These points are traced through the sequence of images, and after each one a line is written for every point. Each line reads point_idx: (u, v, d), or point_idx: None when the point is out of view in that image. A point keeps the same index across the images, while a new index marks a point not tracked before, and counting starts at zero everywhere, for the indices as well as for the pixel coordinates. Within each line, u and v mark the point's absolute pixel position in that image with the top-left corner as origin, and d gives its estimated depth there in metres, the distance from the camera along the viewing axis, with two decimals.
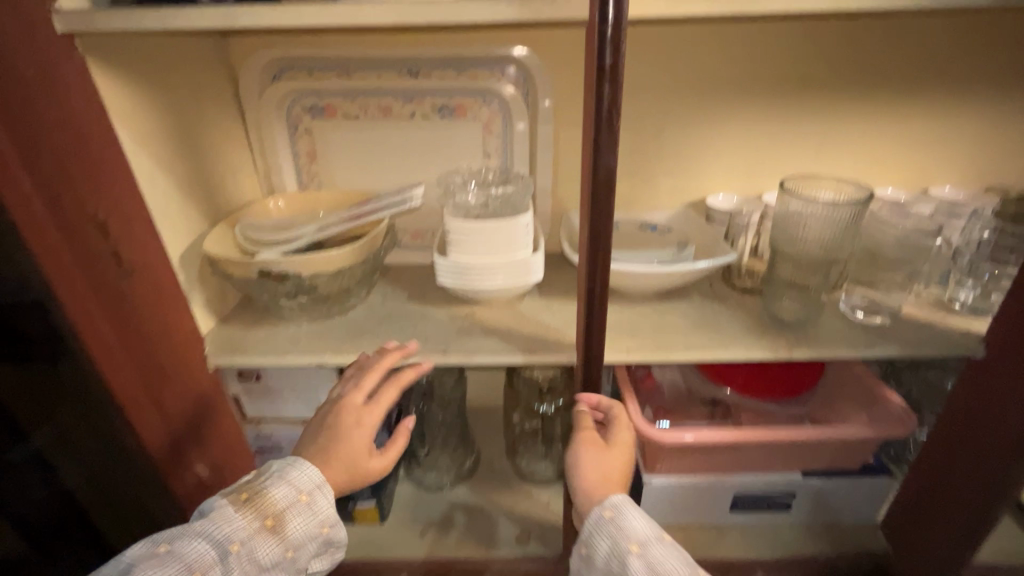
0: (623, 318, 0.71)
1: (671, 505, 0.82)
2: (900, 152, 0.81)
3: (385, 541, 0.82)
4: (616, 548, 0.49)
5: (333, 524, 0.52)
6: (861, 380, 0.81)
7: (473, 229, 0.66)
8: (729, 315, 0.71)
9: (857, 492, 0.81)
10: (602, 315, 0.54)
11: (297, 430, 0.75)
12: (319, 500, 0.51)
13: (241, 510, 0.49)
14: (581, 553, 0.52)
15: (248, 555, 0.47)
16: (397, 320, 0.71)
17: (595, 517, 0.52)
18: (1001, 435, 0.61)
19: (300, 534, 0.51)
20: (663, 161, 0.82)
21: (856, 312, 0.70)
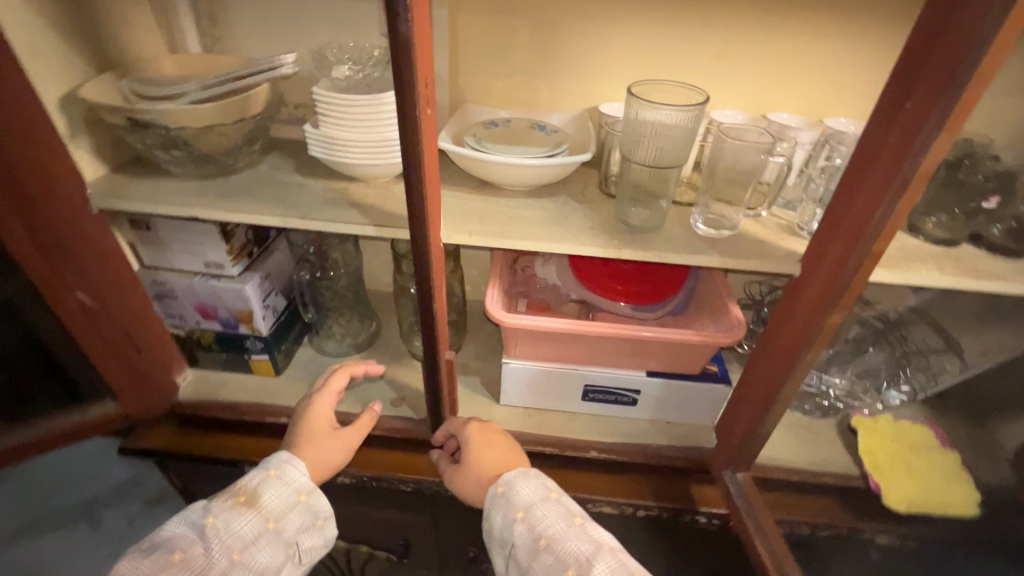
0: (482, 208, 0.74)
1: (527, 387, 0.91)
2: (803, 74, 0.78)
3: (275, 390, 0.94)
4: (508, 520, 0.63)
5: (308, 490, 0.63)
6: (717, 291, 0.86)
7: (340, 103, 0.68)
8: (583, 216, 0.74)
9: (696, 395, 0.89)
10: (420, 176, 0.58)
11: (189, 281, 0.83)
12: (289, 469, 0.64)
13: (216, 495, 0.60)
14: (500, 546, 0.63)
15: (224, 524, 0.57)
16: (274, 188, 0.76)
17: (489, 501, 0.65)
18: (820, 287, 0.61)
19: (278, 507, 0.61)
20: (561, 59, 0.81)
21: (700, 226, 0.73)
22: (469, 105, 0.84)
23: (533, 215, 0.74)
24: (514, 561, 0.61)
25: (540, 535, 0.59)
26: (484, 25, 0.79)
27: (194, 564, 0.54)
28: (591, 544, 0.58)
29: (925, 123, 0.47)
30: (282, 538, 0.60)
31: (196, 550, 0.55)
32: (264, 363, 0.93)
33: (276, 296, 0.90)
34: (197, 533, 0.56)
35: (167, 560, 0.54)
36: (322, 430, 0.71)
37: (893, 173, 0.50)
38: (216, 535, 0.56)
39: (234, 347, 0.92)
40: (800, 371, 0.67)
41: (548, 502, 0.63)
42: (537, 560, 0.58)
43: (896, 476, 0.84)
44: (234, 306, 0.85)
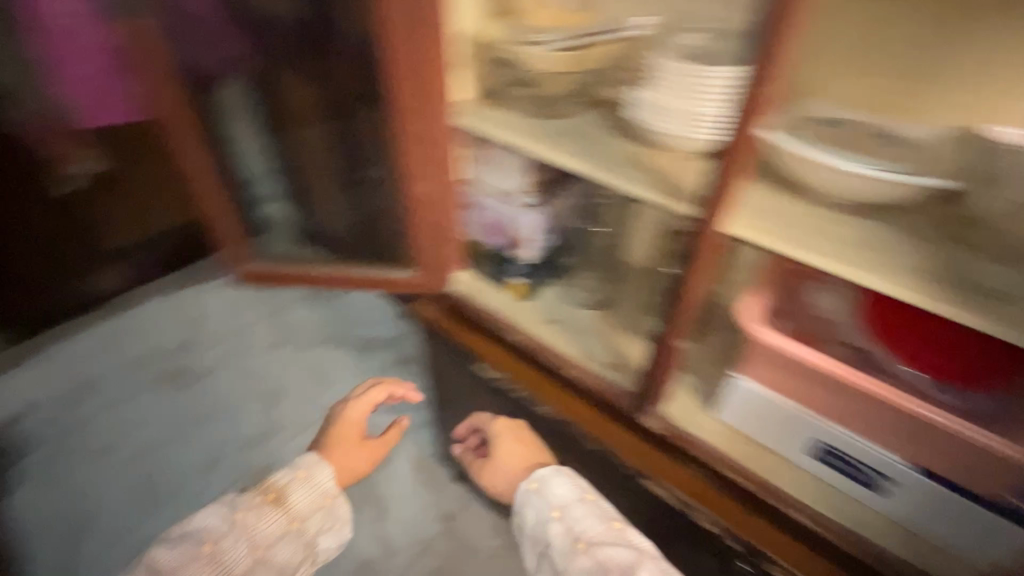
0: (780, 208, 0.69)
1: (745, 411, 0.83)
2: None
3: (518, 312, 1.07)
4: (543, 515, 0.82)
5: (313, 465, 0.85)
6: None
7: (680, 72, 0.69)
8: (903, 252, 0.64)
9: (963, 517, 0.70)
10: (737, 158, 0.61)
11: (496, 201, 0.99)
12: (315, 475, 0.84)
13: (258, 499, 0.79)
14: (534, 542, 0.83)
15: (252, 529, 0.76)
16: (589, 138, 0.84)
17: (521, 495, 0.86)
18: None
19: (304, 509, 0.81)
20: (942, 65, 0.68)
21: None
22: (809, 98, 0.76)
23: (842, 233, 0.66)
24: (548, 552, 0.80)
25: (578, 539, 0.78)
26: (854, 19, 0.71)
27: (223, 551, 0.74)
28: (625, 547, 0.76)
29: None
30: (302, 538, 0.80)
31: (224, 540, 0.75)
32: (521, 287, 1.08)
33: (552, 236, 1.03)
34: (227, 527, 0.76)
35: (198, 549, 0.73)
36: (352, 438, 0.93)
37: None
38: (245, 531, 0.76)
39: (502, 263, 1.07)
40: None
41: (583, 503, 0.83)
42: (572, 559, 0.77)
43: None
44: (517, 231, 1.01)
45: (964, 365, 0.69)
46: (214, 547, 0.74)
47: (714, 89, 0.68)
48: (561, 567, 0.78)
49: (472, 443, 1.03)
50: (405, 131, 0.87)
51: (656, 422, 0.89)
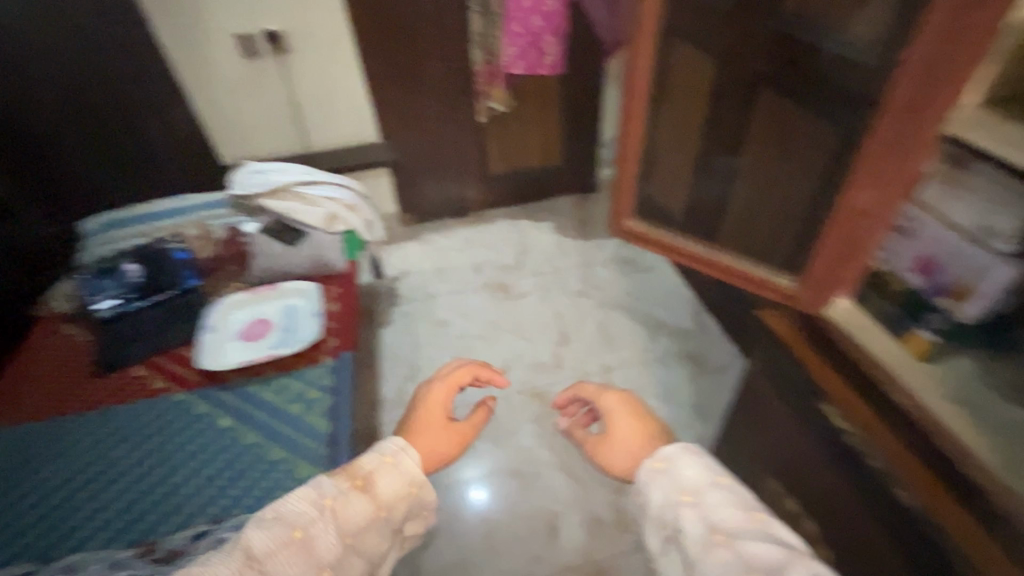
0: None
1: None
2: None
3: (909, 368, 0.89)
4: (672, 495, 0.78)
5: (401, 448, 0.88)
6: None
7: None
8: None
9: None
10: None
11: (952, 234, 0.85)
12: (402, 462, 0.87)
13: (350, 492, 0.81)
14: (636, 502, 0.83)
15: (341, 508, 0.79)
16: None
17: (644, 473, 0.82)
18: None
19: (387, 494, 0.84)
20: None
21: None
22: None
23: None
24: (677, 537, 0.75)
25: (715, 529, 0.71)
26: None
27: (316, 523, 0.77)
28: (767, 540, 0.69)
29: None
30: (388, 519, 0.85)
31: (315, 528, 0.76)
32: (924, 342, 0.90)
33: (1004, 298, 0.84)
34: (315, 512, 0.77)
35: (291, 536, 0.74)
36: (441, 421, 0.95)
37: None
38: (333, 510, 0.79)
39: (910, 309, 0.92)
40: None
41: (716, 488, 0.77)
42: (710, 552, 0.69)
43: None
44: (967, 278, 0.86)
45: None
46: (308, 534, 0.75)
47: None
48: (694, 556, 0.70)
49: (577, 412, 1.06)
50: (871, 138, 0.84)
51: None
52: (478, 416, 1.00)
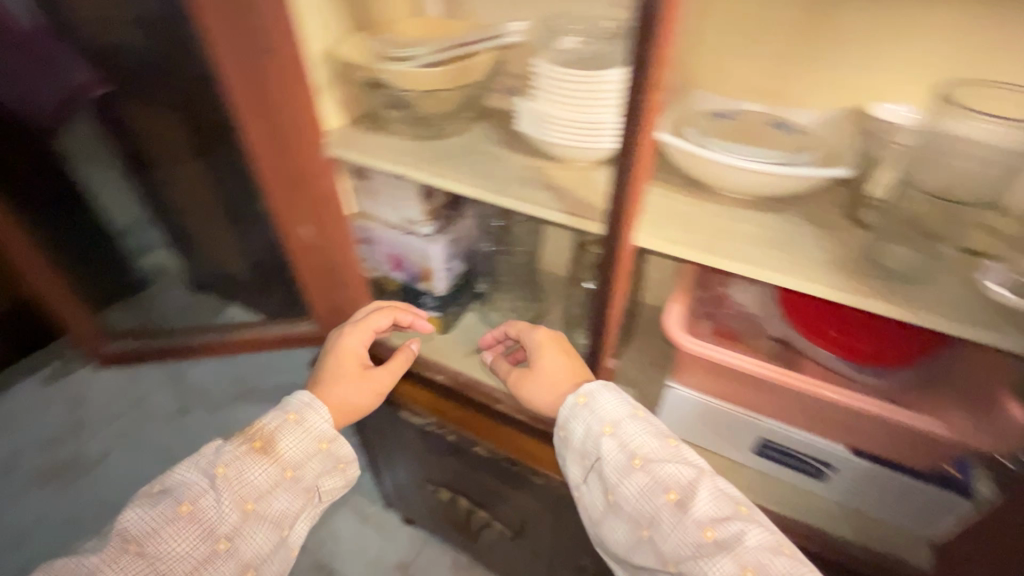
0: (687, 212, 0.65)
1: (689, 420, 0.79)
2: None
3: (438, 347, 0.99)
4: (592, 432, 0.65)
5: (296, 408, 0.70)
6: (987, 379, 0.65)
7: (554, 77, 0.64)
8: (814, 240, 0.60)
9: (895, 498, 0.69)
10: (627, 201, 0.55)
11: (406, 239, 0.89)
12: (309, 418, 0.69)
13: (251, 454, 0.64)
14: (561, 433, 0.68)
15: (234, 475, 0.62)
16: (476, 155, 0.77)
17: (564, 410, 0.67)
18: None
19: (297, 455, 0.67)
20: (812, 68, 0.69)
21: (997, 287, 0.52)
22: (698, 89, 0.75)
23: (747, 232, 0.61)
24: (601, 468, 0.64)
25: (633, 455, 0.62)
26: (752, 33, 0.70)
27: (207, 524, 0.60)
28: (687, 468, 0.60)
29: None
30: (300, 484, 0.68)
31: (205, 500, 0.61)
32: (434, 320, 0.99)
33: (457, 263, 0.96)
34: (207, 483, 0.61)
35: (175, 512, 0.59)
36: (354, 374, 0.78)
37: None
38: (230, 488, 0.61)
39: (412, 299, 0.99)
40: None
41: (636, 420, 0.64)
42: (626, 478, 0.61)
43: None
44: (419, 263, 0.92)
45: (879, 336, 0.66)
46: (239, 523, 0.61)
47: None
48: (612, 484, 0.62)
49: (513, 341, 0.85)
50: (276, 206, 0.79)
51: None
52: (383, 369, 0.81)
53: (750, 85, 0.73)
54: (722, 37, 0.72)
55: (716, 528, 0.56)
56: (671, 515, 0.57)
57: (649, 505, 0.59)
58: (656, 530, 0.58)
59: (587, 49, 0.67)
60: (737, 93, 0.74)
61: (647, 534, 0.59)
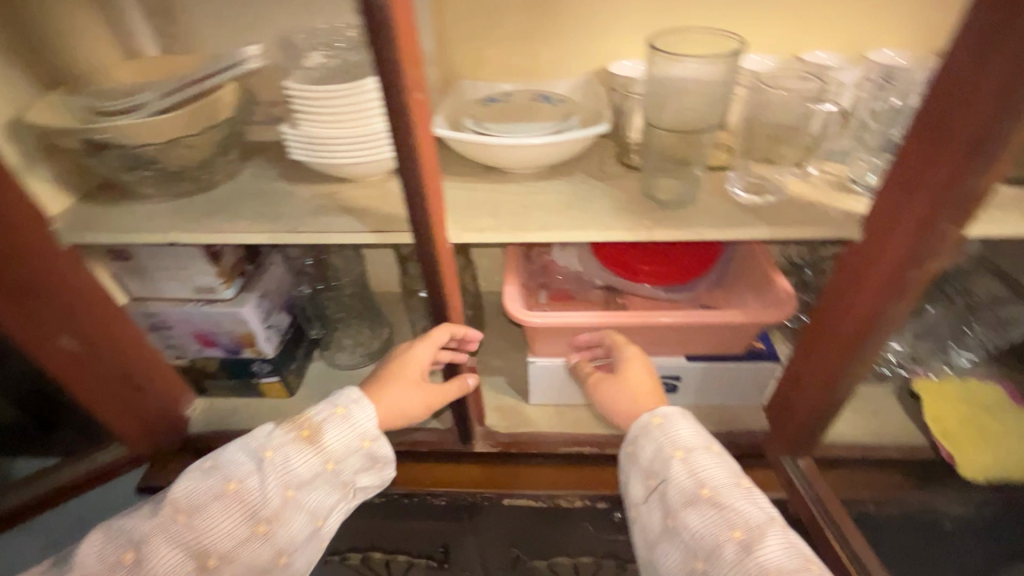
0: (489, 198, 0.66)
1: (559, 384, 0.84)
2: (789, 11, 0.70)
3: (293, 411, 0.89)
4: (661, 454, 0.60)
5: (342, 403, 0.62)
6: (759, 261, 0.77)
7: (312, 97, 0.59)
8: (602, 194, 0.66)
9: (733, 381, 0.81)
10: (422, 208, 0.53)
11: (206, 313, 0.77)
12: (354, 413, 0.61)
13: (297, 445, 0.58)
14: (627, 449, 0.64)
15: (281, 460, 0.57)
16: (256, 198, 0.69)
17: (636, 427, 0.63)
18: (882, 263, 0.54)
19: (338, 449, 0.60)
20: (553, 40, 0.74)
21: (739, 192, 0.63)
22: (462, 80, 0.77)
23: (546, 201, 0.65)
24: (663, 489, 0.59)
25: (702, 484, 0.57)
26: (493, 18, 0.73)
27: (250, 506, 0.55)
28: (764, 515, 0.55)
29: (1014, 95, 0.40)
30: (339, 479, 0.60)
31: (253, 481, 0.56)
32: (276, 386, 0.88)
33: (283, 317, 0.86)
34: (254, 466, 0.56)
35: (222, 489, 0.55)
36: (412, 379, 0.68)
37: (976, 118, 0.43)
38: (273, 474, 0.56)
39: (242, 373, 0.87)
40: (870, 355, 0.60)
41: (710, 454, 0.60)
42: (692, 507, 0.56)
43: (971, 447, 0.77)
44: (234, 332, 0.79)
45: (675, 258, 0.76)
46: (281, 507, 0.56)
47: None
48: (675, 506, 0.57)
49: (599, 351, 0.79)
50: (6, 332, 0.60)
51: (490, 444, 0.85)
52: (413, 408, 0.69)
53: (507, 68, 0.77)
54: (467, 26, 0.74)
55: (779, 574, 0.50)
56: (733, 552, 0.52)
57: (711, 533, 0.54)
58: (711, 564, 0.52)
59: (337, 61, 0.64)
60: (499, 77, 0.78)
61: (699, 567, 0.53)
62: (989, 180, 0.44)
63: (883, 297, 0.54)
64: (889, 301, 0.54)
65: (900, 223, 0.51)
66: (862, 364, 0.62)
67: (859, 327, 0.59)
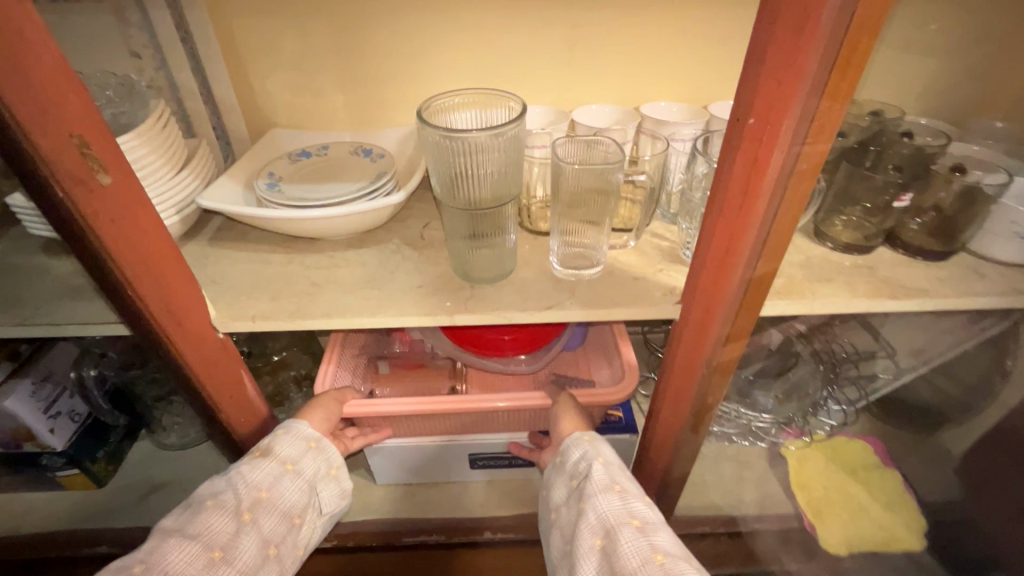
0: (281, 273, 0.57)
1: (405, 464, 0.75)
2: (622, 62, 0.67)
3: (101, 505, 0.77)
4: (587, 456, 0.54)
5: (287, 423, 0.55)
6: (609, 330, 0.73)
7: None
8: (412, 266, 0.58)
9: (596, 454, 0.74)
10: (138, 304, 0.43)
11: None
12: (297, 428, 0.55)
13: (256, 459, 0.50)
14: (555, 459, 0.57)
15: (245, 471, 0.49)
16: (3, 277, 0.57)
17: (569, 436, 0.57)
18: (686, 345, 0.49)
19: (293, 447, 0.53)
20: (376, 89, 0.67)
21: (560, 264, 0.57)
22: (276, 130, 0.69)
23: (345, 277, 0.57)
24: (581, 486, 0.52)
25: (615, 485, 0.50)
26: (301, 63, 0.65)
27: (223, 510, 0.45)
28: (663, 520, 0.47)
29: (757, 192, 0.35)
30: (304, 480, 0.52)
31: (229, 492, 0.47)
32: (79, 477, 0.76)
33: (81, 401, 0.73)
34: (224, 482, 0.47)
35: (199, 505, 0.45)
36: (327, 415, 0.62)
37: (736, 219, 0.37)
38: (238, 481, 0.48)
39: (32, 467, 0.74)
40: (704, 425, 0.57)
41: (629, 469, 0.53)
42: (601, 499, 0.49)
43: (835, 513, 0.73)
44: (4, 425, 0.67)
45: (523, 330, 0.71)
46: (254, 507, 0.47)
47: (216, 140, 0.68)
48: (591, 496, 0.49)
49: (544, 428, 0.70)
50: None
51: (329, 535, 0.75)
52: (322, 403, 0.61)
53: (329, 118, 0.70)
54: (274, 72, 0.66)
55: (671, 557, 0.43)
56: (630, 533, 0.45)
57: (612, 516, 0.47)
58: (611, 544, 0.45)
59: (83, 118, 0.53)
60: (320, 127, 0.70)
61: (596, 547, 0.46)
62: (767, 258, 0.39)
63: (691, 372, 0.50)
64: (698, 379, 0.50)
65: (694, 302, 0.46)
66: (694, 431, 0.57)
67: (681, 406, 0.54)
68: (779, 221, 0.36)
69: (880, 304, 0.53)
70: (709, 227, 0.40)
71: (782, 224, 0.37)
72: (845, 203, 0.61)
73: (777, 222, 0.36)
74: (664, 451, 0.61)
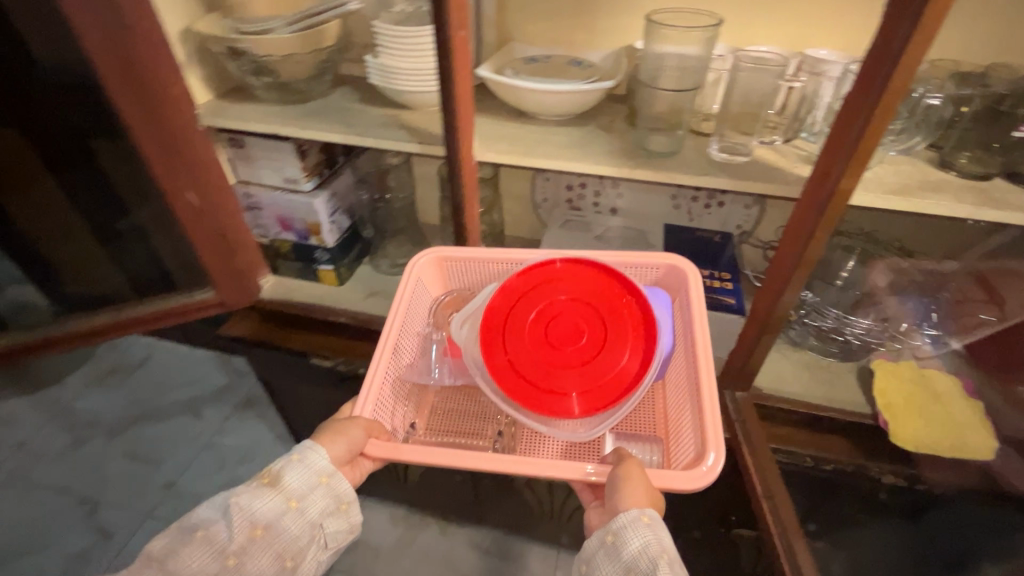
0: (514, 131, 0.83)
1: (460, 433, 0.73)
2: (799, 11, 0.82)
3: (339, 296, 1.11)
4: (646, 560, 0.49)
5: (300, 447, 0.55)
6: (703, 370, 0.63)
7: (391, 33, 0.78)
8: (606, 140, 0.80)
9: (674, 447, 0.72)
10: (453, 111, 0.71)
11: (288, 200, 0.99)
12: (308, 456, 0.54)
13: (263, 491, 0.52)
14: (606, 538, 0.51)
15: (244, 504, 0.51)
16: (339, 110, 0.89)
17: (626, 518, 0.51)
18: (805, 204, 0.66)
19: (300, 485, 0.53)
20: (593, 19, 0.90)
21: (719, 152, 0.77)
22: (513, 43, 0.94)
23: (556, 140, 0.81)
24: None
25: None
26: None
27: (217, 543, 0.49)
28: None
29: (880, 71, 0.53)
30: (308, 520, 0.53)
31: (219, 527, 0.50)
32: (330, 274, 1.10)
33: (344, 217, 1.07)
34: (220, 511, 0.51)
35: (189, 534, 0.49)
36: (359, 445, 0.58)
37: (865, 93, 0.55)
38: (237, 513, 0.50)
39: (306, 259, 1.09)
40: (795, 286, 0.72)
41: None
42: None
43: (910, 417, 0.86)
44: (306, 219, 1.02)
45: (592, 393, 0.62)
46: (247, 543, 0.50)
47: None
48: None
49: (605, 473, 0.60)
50: (161, 178, 0.84)
51: None
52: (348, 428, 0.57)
53: (551, 37, 0.94)
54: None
55: None
56: None
57: None
58: None
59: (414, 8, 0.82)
60: (542, 43, 0.95)
61: None
62: (875, 130, 0.55)
63: (802, 225, 0.67)
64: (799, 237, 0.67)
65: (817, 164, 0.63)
66: (785, 297, 0.75)
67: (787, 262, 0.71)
68: (889, 96, 0.53)
69: (981, 211, 0.66)
70: (846, 105, 0.57)
71: (891, 101, 0.53)
72: (972, 141, 0.73)
73: (884, 97, 0.53)
74: (759, 310, 0.79)
